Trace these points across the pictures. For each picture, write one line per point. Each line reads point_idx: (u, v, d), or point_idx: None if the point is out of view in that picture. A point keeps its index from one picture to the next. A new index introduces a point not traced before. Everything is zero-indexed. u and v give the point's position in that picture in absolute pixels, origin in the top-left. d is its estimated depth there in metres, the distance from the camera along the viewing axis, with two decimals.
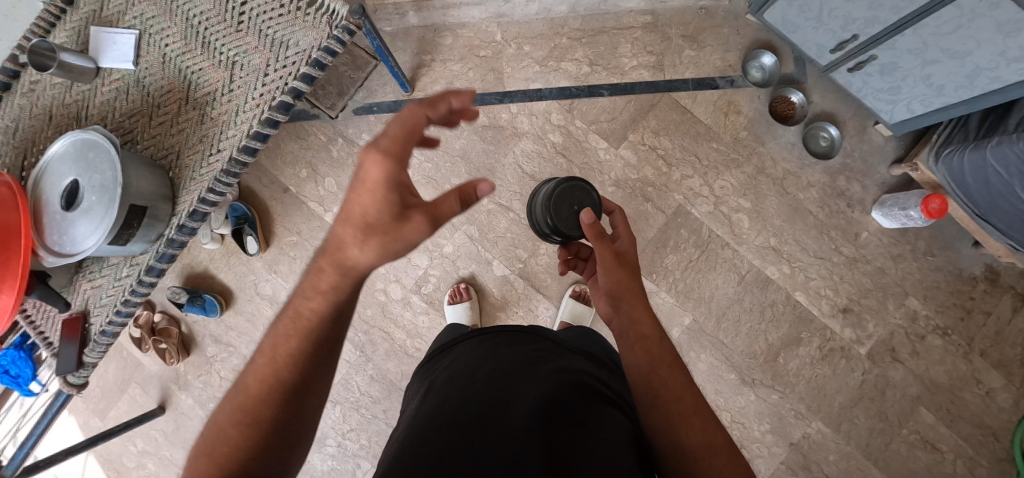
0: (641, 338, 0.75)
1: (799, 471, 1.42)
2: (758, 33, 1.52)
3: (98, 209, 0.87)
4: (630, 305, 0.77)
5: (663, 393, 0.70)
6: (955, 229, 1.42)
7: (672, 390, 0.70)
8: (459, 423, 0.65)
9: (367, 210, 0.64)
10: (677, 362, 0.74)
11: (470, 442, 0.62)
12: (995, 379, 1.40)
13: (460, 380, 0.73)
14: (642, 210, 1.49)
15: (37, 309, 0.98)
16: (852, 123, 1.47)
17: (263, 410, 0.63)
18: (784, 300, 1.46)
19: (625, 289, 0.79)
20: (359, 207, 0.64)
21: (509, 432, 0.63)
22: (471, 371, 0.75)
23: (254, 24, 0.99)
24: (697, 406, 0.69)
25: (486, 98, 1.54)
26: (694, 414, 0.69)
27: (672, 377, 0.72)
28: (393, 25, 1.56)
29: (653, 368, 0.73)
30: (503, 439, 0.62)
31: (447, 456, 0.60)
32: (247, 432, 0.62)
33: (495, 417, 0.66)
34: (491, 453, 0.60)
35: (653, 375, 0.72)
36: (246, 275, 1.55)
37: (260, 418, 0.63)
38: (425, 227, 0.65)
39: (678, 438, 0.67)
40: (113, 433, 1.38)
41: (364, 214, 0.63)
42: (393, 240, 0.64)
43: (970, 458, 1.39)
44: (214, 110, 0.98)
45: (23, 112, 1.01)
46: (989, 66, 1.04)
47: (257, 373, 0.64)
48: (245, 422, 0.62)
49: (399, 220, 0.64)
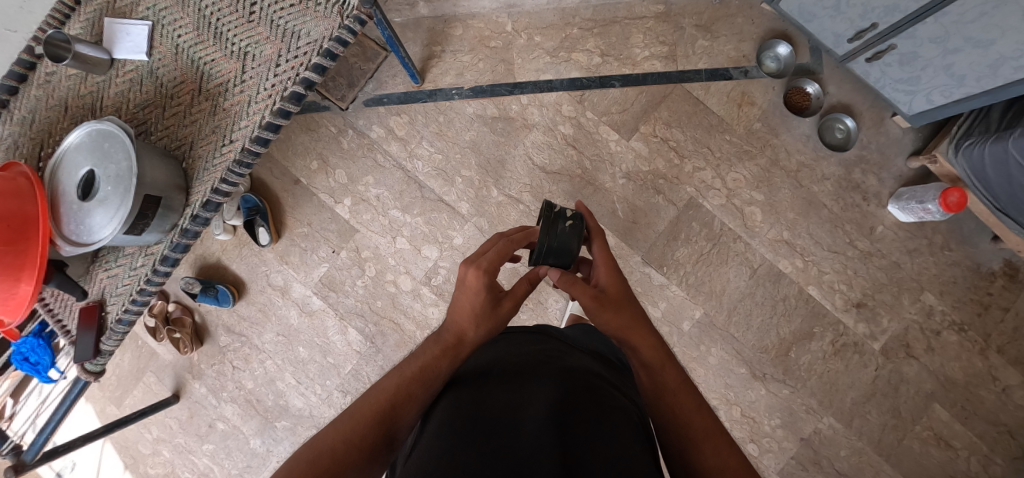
0: (644, 366, 0.77)
1: (810, 466, 1.41)
2: (773, 22, 1.49)
3: (113, 198, 0.88)
4: (628, 339, 0.79)
5: (671, 415, 0.73)
6: (973, 223, 1.40)
7: (679, 413, 0.72)
8: (476, 425, 0.65)
9: (472, 304, 0.80)
10: (685, 386, 0.75)
11: (485, 436, 0.63)
12: (1011, 376, 1.37)
13: (476, 385, 0.74)
14: (653, 202, 1.48)
15: (55, 298, 1.00)
16: (869, 115, 1.44)
17: (371, 434, 0.70)
18: (797, 295, 1.44)
19: (620, 324, 0.79)
20: (464, 300, 0.80)
21: (523, 424, 0.64)
22: (485, 376, 0.76)
23: (266, 16, 1.00)
24: (705, 427, 0.70)
25: (496, 89, 1.54)
26: (702, 435, 0.70)
27: (678, 401, 0.73)
28: (403, 16, 1.57)
29: (659, 392, 0.75)
30: (517, 431, 0.63)
31: (467, 452, 0.61)
32: (355, 449, 0.68)
33: (509, 411, 0.67)
34: (505, 443, 0.61)
35: (660, 399, 0.74)
36: (258, 266, 1.57)
37: (366, 441, 0.69)
38: (512, 308, 0.83)
39: (686, 457, 0.69)
40: (132, 419, 1.42)
41: (464, 299, 0.80)
42: (492, 313, 0.80)
43: (983, 456, 1.37)
44: (227, 101, 0.98)
45: (39, 103, 1.02)
46: (1013, 55, 1.01)
47: (369, 400, 0.73)
48: (350, 441, 0.69)
49: (496, 306, 0.81)
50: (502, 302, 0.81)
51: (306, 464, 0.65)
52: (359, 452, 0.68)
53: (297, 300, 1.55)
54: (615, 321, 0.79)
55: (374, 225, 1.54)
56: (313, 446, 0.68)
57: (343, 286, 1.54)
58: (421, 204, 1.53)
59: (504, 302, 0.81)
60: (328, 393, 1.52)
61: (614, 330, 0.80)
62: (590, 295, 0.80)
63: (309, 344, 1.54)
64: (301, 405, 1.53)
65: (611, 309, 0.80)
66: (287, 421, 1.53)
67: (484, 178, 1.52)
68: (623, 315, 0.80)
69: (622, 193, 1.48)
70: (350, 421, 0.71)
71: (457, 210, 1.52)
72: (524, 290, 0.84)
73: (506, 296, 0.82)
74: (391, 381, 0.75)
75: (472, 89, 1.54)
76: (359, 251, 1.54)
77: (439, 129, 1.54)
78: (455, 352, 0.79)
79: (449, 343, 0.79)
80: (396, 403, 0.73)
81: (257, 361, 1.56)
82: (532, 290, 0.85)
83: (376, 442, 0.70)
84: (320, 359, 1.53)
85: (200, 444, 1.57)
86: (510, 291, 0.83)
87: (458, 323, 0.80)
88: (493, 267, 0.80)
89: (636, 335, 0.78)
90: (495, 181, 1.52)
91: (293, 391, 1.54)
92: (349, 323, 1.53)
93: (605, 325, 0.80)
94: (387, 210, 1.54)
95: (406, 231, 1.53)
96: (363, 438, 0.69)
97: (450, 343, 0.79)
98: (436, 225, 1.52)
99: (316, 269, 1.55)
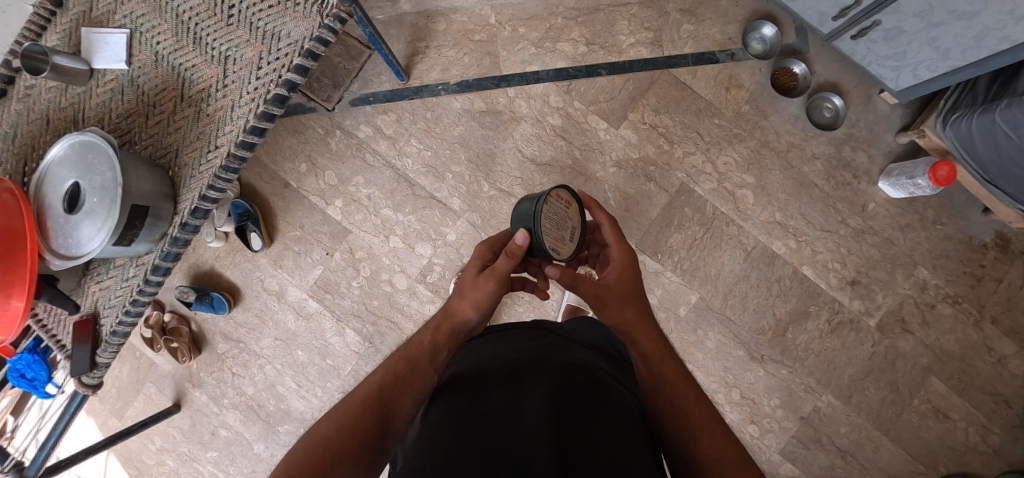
0: (642, 358, 0.79)
1: (810, 444, 1.42)
2: (758, 3, 1.48)
3: (100, 210, 0.88)
4: (628, 332, 0.80)
5: (667, 407, 0.73)
6: (965, 196, 1.40)
7: (677, 403, 0.73)
8: (473, 423, 0.66)
9: (465, 280, 0.85)
10: (684, 377, 0.76)
11: (483, 436, 0.63)
12: (1006, 346, 1.38)
13: (472, 381, 0.74)
14: (645, 189, 1.48)
15: (48, 313, 0.99)
16: (856, 92, 1.44)
17: (366, 421, 0.70)
18: (791, 275, 1.45)
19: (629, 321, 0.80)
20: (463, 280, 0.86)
21: (522, 422, 0.64)
22: (481, 373, 0.76)
23: (245, 18, 0.98)
24: (703, 418, 0.71)
25: (483, 83, 1.52)
26: (700, 426, 0.70)
27: (677, 393, 0.74)
28: (386, 13, 1.55)
29: (657, 384, 0.75)
30: (516, 430, 0.63)
31: (464, 452, 0.61)
32: (350, 436, 0.68)
33: (507, 411, 0.67)
34: (503, 444, 0.62)
35: (657, 391, 0.75)
36: (252, 271, 1.56)
37: (362, 428, 0.69)
38: (491, 283, 0.82)
39: (684, 448, 0.70)
40: (134, 430, 1.41)
41: (464, 270, 0.87)
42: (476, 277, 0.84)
43: (981, 425, 1.38)
44: (210, 107, 0.98)
45: (20, 117, 1.00)
46: (997, 26, 1.01)
47: (365, 389, 0.73)
48: (346, 429, 0.68)
49: (476, 277, 0.84)
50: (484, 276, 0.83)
51: (301, 455, 0.65)
52: (355, 438, 0.68)
53: (293, 303, 1.55)
54: (627, 313, 0.81)
55: (366, 225, 1.53)
56: (310, 436, 0.68)
57: (338, 288, 1.54)
58: (412, 202, 1.52)
59: (481, 275, 0.83)
60: (330, 395, 1.52)
61: (615, 325, 0.81)
62: (593, 294, 0.81)
63: (307, 347, 1.54)
64: (302, 408, 1.53)
65: (615, 306, 0.81)
66: (290, 425, 1.53)
67: (474, 173, 1.51)
68: (628, 310, 0.81)
69: (614, 182, 1.48)
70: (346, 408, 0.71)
71: (448, 206, 1.51)
72: (505, 266, 0.82)
73: (486, 271, 0.83)
74: (386, 367, 0.76)
75: (458, 84, 1.53)
76: (353, 251, 1.54)
77: (427, 126, 1.53)
78: (442, 327, 0.82)
79: (439, 322, 0.83)
80: (389, 387, 0.73)
81: (256, 367, 1.55)
82: (513, 265, 0.81)
83: (371, 428, 0.70)
84: (319, 361, 1.53)
85: (203, 452, 1.57)
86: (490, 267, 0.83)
87: (451, 301, 0.85)
88: (495, 243, 0.92)
89: (638, 329, 0.80)
90: (485, 176, 1.51)
91: (294, 395, 1.54)
92: (346, 325, 1.53)
93: (610, 318, 0.82)
94: (379, 209, 1.53)
95: (399, 229, 1.52)
96: (358, 423, 0.69)
97: (441, 318, 0.83)
98: (429, 223, 1.52)
99: (310, 272, 1.55)
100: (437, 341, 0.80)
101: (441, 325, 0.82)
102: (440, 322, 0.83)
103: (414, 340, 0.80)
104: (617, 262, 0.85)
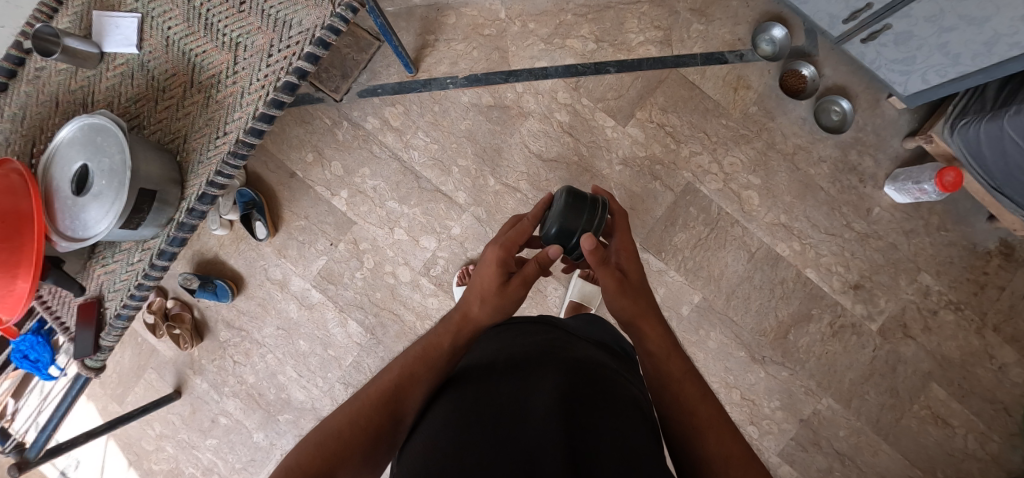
0: (649, 356, 0.79)
1: (809, 447, 1.42)
2: (768, 5, 1.48)
3: (107, 193, 0.88)
4: (638, 326, 0.81)
5: (675, 405, 0.74)
6: (970, 203, 1.40)
7: (683, 401, 0.73)
8: (480, 420, 0.65)
9: (483, 281, 0.82)
10: (691, 375, 0.76)
11: (488, 431, 0.63)
12: (1008, 354, 1.38)
13: (479, 377, 0.74)
14: (650, 188, 1.48)
15: (52, 295, 0.99)
16: (864, 96, 1.44)
17: (378, 416, 0.71)
18: (795, 277, 1.45)
19: (637, 309, 0.82)
20: (479, 279, 0.84)
21: (529, 418, 0.64)
22: (489, 369, 0.76)
23: (257, 6, 0.98)
24: (710, 416, 0.71)
25: (491, 77, 1.53)
26: (707, 424, 0.70)
27: (683, 390, 0.74)
28: (395, 5, 1.55)
29: (664, 382, 0.76)
30: (522, 427, 0.63)
31: (470, 449, 0.61)
32: (361, 430, 0.69)
33: (514, 405, 0.67)
34: (509, 440, 0.61)
35: (665, 389, 0.76)
36: (256, 260, 1.56)
37: (373, 421, 0.70)
38: (521, 289, 0.83)
39: (690, 445, 0.69)
40: (134, 415, 1.41)
41: (484, 264, 0.83)
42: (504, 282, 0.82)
43: (980, 433, 1.38)
44: (219, 93, 0.98)
45: (29, 99, 1.00)
46: (1008, 32, 1.01)
47: (378, 382, 0.74)
48: (358, 423, 0.70)
49: (504, 284, 0.82)
50: (514, 284, 0.82)
51: (315, 447, 0.67)
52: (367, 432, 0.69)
53: (296, 293, 1.55)
54: (637, 302, 0.82)
55: (371, 217, 1.53)
56: (322, 428, 0.69)
57: (342, 278, 1.54)
58: (417, 195, 1.52)
59: (510, 280, 0.82)
60: (330, 386, 1.53)
61: (628, 317, 0.82)
62: (613, 280, 0.83)
63: (309, 337, 1.54)
64: (302, 398, 1.53)
65: (629, 295, 0.83)
66: (290, 415, 1.54)
67: (480, 167, 1.52)
68: (640, 302, 0.83)
69: (620, 180, 1.48)
70: (360, 402, 0.72)
71: (454, 200, 1.52)
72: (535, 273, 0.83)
73: (515, 276, 0.83)
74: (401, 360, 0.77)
75: (466, 77, 1.53)
76: (357, 243, 1.54)
77: (434, 119, 1.53)
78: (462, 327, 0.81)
79: (455, 322, 0.81)
80: (401, 381, 0.74)
81: (258, 355, 1.56)
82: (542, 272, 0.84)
83: (383, 422, 0.70)
84: (320, 351, 1.54)
85: (203, 439, 1.58)
86: (519, 273, 0.83)
87: (471, 296, 0.83)
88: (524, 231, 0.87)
89: (645, 326, 0.81)
90: (491, 170, 1.51)
91: (294, 384, 1.54)
92: (349, 316, 1.53)
93: (620, 306, 0.83)
94: (384, 202, 1.53)
95: (404, 222, 1.52)
96: (370, 417, 0.70)
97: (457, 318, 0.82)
98: (433, 216, 1.52)
99: (314, 263, 1.55)
100: (456, 342, 0.80)
101: (462, 322, 0.81)
102: (457, 319, 0.82)
103: (431, 338, 0.80)
104: (621, 250, 0.88)
